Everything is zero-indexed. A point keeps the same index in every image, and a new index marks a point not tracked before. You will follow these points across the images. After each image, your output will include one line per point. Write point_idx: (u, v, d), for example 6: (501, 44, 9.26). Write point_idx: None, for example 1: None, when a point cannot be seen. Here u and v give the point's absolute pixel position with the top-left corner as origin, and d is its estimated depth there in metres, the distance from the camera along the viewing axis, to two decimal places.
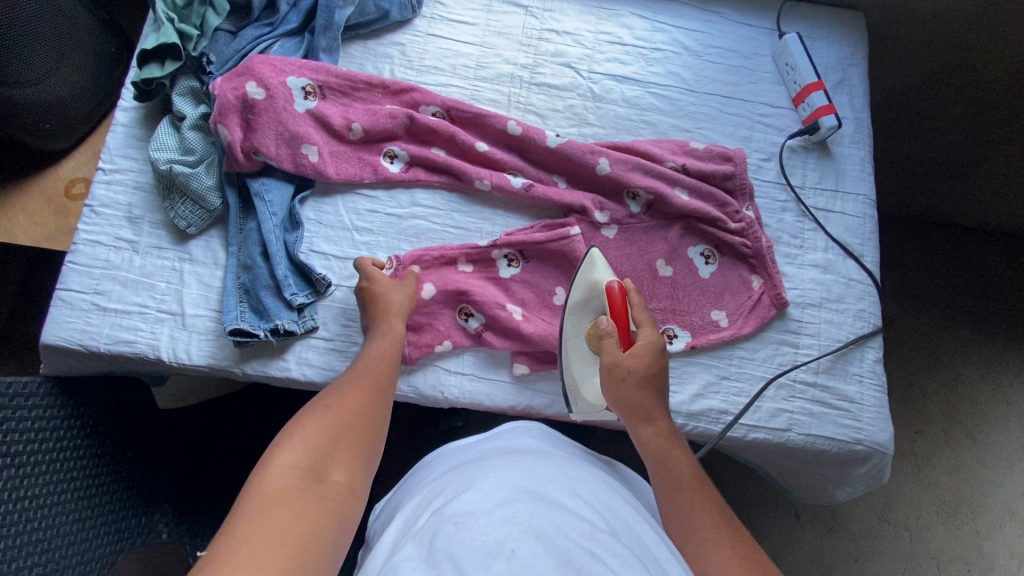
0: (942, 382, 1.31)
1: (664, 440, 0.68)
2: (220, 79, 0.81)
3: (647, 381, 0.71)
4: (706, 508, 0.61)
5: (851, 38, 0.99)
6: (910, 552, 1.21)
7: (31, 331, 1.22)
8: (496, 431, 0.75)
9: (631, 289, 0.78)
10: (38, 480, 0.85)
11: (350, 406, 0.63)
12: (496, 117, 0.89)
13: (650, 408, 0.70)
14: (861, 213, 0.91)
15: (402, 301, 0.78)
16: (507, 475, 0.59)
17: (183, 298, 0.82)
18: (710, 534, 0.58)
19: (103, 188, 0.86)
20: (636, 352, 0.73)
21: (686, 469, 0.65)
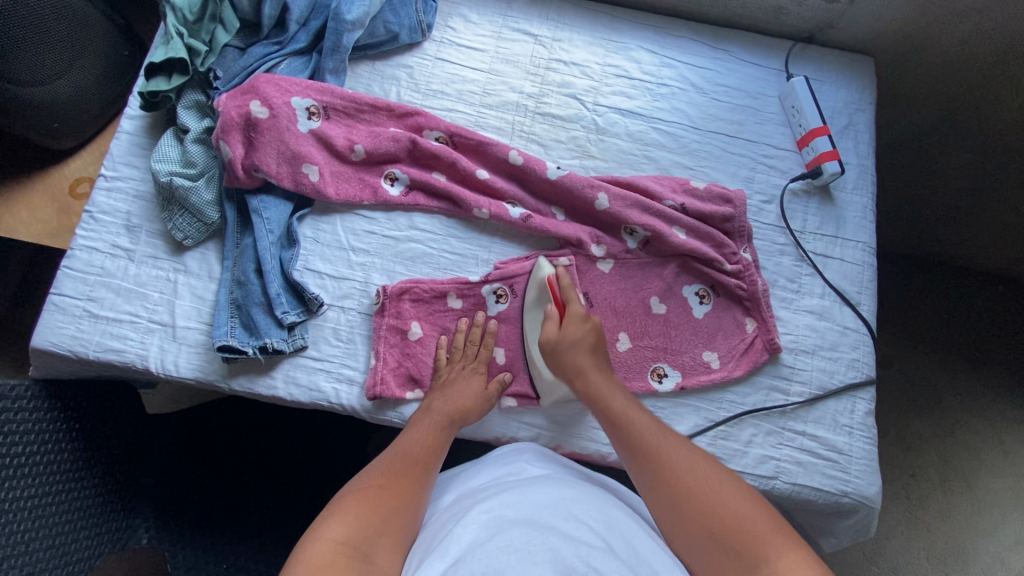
0: (937, 428, 1.30)
1: (609, 386, 0.74)
2: (226, 96, 0.81)
3: (582, 347, 0.77)
4: (660, 436, 0.67)
5: (859, 83, 0.99)
6: None
7: (24, 325, 1.23)
8: (490, 454, 0.76)
9: (560, 273, 0.83)
10: (21, 484, 0.86)
11: (399, 485, 0.62)
12: (498, 145, 0.89)
13: (581, 363, 0.76)
14: (861, 260, 0.90)
15: (466, 407, 0.76)
16: (501, 502, 0.60)
17: (175, 309, 0.82)
18: (666, 454, 0.64)
19: (104, 195, 0.86)
20: (568, 328, 0.78)
21: (630, 411, 0.70)
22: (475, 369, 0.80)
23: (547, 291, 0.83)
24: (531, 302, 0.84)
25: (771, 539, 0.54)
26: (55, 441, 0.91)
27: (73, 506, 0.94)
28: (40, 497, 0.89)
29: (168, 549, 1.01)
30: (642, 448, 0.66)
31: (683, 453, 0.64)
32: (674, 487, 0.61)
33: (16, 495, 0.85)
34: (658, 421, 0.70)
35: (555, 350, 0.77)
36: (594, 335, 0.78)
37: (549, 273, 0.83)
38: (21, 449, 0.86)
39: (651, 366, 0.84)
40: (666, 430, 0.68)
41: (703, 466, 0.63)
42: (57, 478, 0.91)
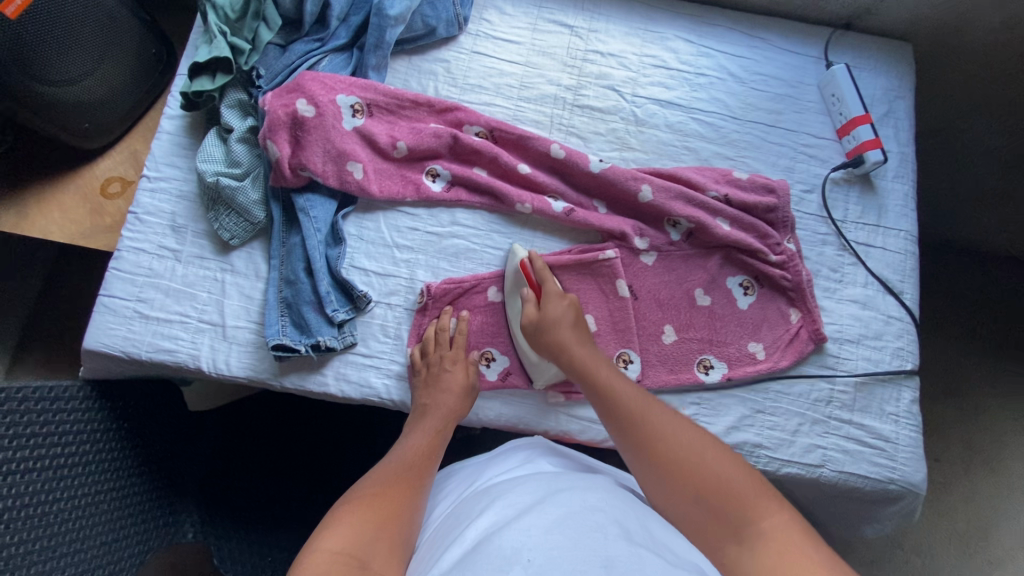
0: (967, 414, 1.30)
1: (592, 359, 0.74)
2: (271, 95, 0.81)
3: (565, 323, 0.77)
4: (646, 405, 0.67)
5: (898, 70, 0.98)
6: None
7: (78, 327, 1.31)
8: (501, 449, 0.78)
9: (533, 256, 0.83)
10: (73, 483, 0.87)
11: (395, 494, 0.61)
12: (539, 139, 0.88)
13: (564, 340, 0.76)
14: (903, 249, 0.90)
15: (456, 406, 0.78)
16: (516, 496, 0.60)
17: (224, 309, 0.83)
18: (654, 424, 0.64)
19: (148, 195, 0.86)
20: (548, 306, 0.78)
21: (614, 377, 0.71)
22: (452, 363, 0.79)
23: (522, 276, 0.83)
24: (510, 287, 0.84)
25: (760, 501, 0.55)
26: (105, 440, 0.92)
27: (122, 504, 0.95)
28: (90, 496, 0.89)
29: (214, 542, 1.02)
30: (627, 412, 0.66)
31: (671, 421, 0.64)
32: (662, 448, 0.62)
33: (67, 496, 0.86)
34: (641, 389, 0.71)
35: (538, 327, 0.78)
36: (572, 310, 0.78)
37: (522, 257, 0.84)
38: (69, 450, 0.87)
39: (698, 358, 0.84)
40: (651, 398, 0.69)
41: (692, 433, 0.63)
42: (107, 476, 0.92)
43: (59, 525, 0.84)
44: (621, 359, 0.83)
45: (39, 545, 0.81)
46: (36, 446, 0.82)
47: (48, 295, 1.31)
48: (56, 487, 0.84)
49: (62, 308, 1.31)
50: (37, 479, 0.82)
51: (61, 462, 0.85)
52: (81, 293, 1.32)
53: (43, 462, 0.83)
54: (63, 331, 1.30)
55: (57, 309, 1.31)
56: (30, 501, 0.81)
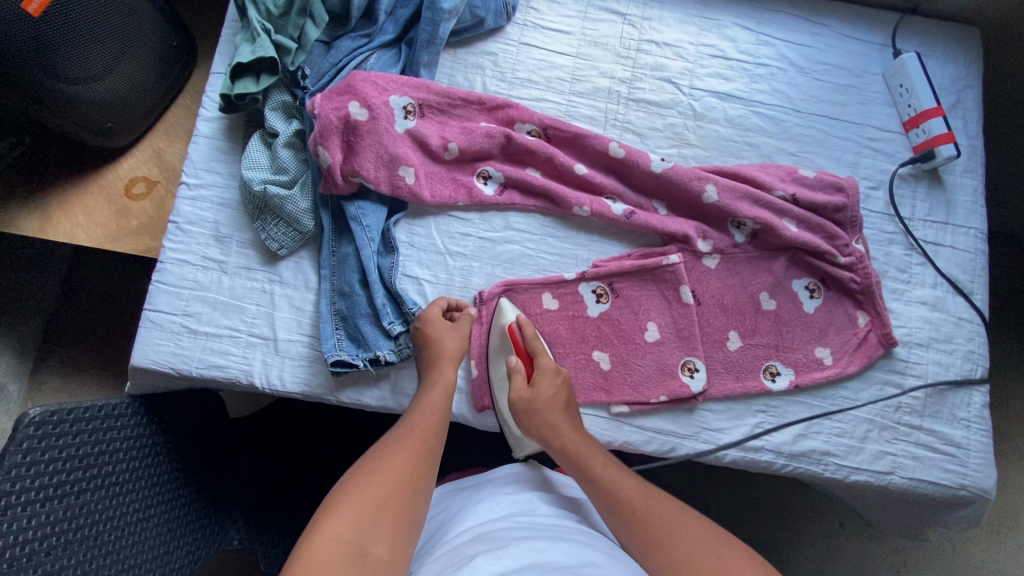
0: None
1: (586, 446, 0.71)
2: (321, 97, 0.77)
3: (557, 405, 0.73)
4: (629, 484, 0.67)
5: (966, 57, 0.93)
6: (952, 566, 1.19)
7: (126, 335, 1.28)
8: (490, 475, 0.77)
9: (523, 322, 0.78)
10: (127, 499, 0.84)
11: (401, 465, 0.63)
12: (596, 137, 0.84)
13: (553, 424, 0.72)
14: (973, 247, 0.87)
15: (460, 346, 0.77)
16: (509, 539, 0.60)
17: (275, 322, 0.80)
18: (637, 502, 0.64)
19: (188, 203, 0.82)
20: (541, 384, 0.74)
21: (612, 471, 0.68)
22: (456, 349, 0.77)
23: (510, 341, 0.79)
24: (494, 348, 0.80)
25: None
26: (144, 456, 0.88)
27: (176, 516, 0.91)
28: (133, 514, 0.84)
29: (262, 548, 0.98)
30: (629, 507, 0.64)
31: (678, 517, 0.63)
32: (674, 551, 0.59)
33: (109, 515, 0.81)
34: (640, 481, 0.68)
35: (529, 411, 0.72)
36: (564, 391, 0.74)
37: (511, 321, 0.80)
38: (110, 468, 0.82)
39: (764, 365, 0.82)
40: (652, 490, 0.67)
41: (699, 527, 0.62)
42: (159, 490, 0.89)
43: (102, 546, 0.79)
44: (687, 367, 0.81)
45: (79, 569, 0.75)
46: (76, 468, 0.77)
47: (77, 302, 1.28)
48: (97, 508, 0.79)
49: (92, 316, 1.28)
50: (77, 501, 0.77)
51: (102, 481, 0.80)
52: (111, 300, 1.29)
53: (98, 481, 0.80)
54: (94, 339, 1.27)
55: (88, 317, 1.28)
56: (71, 525, 0.76)
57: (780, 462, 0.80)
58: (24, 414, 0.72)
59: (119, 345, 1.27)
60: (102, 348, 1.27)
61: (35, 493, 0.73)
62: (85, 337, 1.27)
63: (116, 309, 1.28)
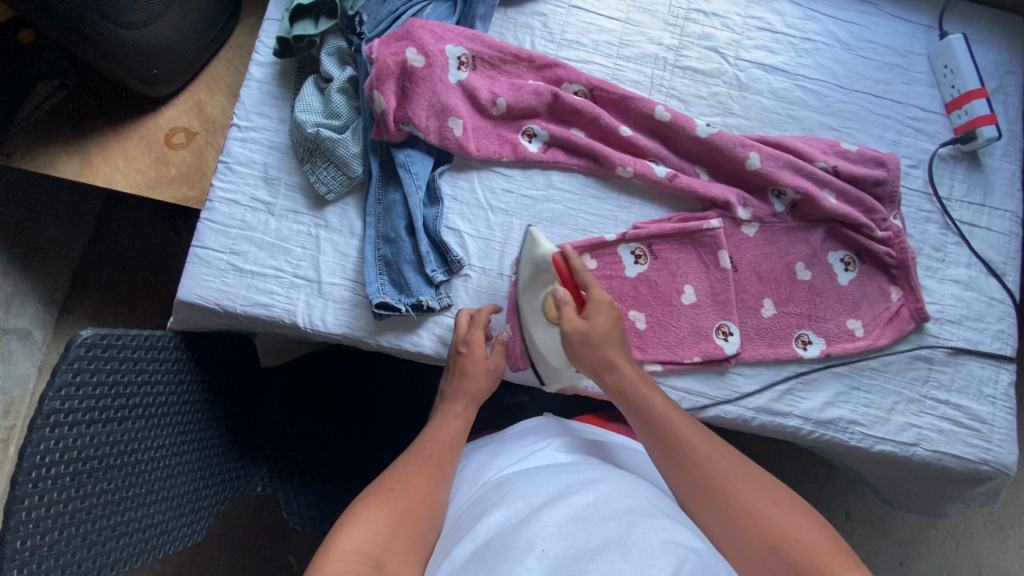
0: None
1: (643, 385, 0.69)
2: (379, 42, 0.78)
3: (610, 341, 0.70)
4: (704, 443, 0.65)
5: (1011, 42, 0.94)
6: (955, 556, 1.21)
7: (164, 285, 1.29)
8: (513, 429, 0.79)
9: (568, 254, 0.73)
10: (163, 431, 0.85)
11: (415, 488, 0.62)
12: (643, 100, 0.85)
13: (612, 360, 0.69)
14: (1008, 230, 0.88)
15: (485, 386, 0.76)
16: (530, 485, 0.61)
17: (320, 265, 0.81)
18: (712, 465, 0.63)
19: (238, 145, 0.84)
20: (595, 319, 0.70)
21: (671, 410, 0.67)
22: (484, 356, 0.76)
23: (552, 270, 0.75)
24: (529, 278, 0.78)
25: (835, 561, 0.55)
26: (181, 391, 0.89)
27: (205, 455, 0.93)
28: (168, 447, 0.86)
29: (284, 495, 0.99)
30: (686, 453, 0.64)
31: (736, 466, 0.63)
32: (732, 502, 0.60)
33: (145, 446, 0.82)
34: (700, 425, 0.67)
35: (584, 341, 0.69)
36: (619, 328, 0.71)
37: (547, 253, 0.76)
38: (149, 399, 0.83)
39: (796, 333, 0.83)
40: (712, 436, 0.66)
41: (757, 479, 0.62)
42: (192, 429, 0.91)
43: (138, 475, 0.81)
44: (721, 330, 0.82)
45: (118, 494, 0.77)
46: (122, 394, 0.78)
47: (114, 254, 1.30)
48: (135, 437, 0.80)
49: (127, 267, 1.30)
50: (121, 427, 0.78)
51: (142, 410, 0.82)
52: (147, 253, 1.30)
53: (139, 410, 0.81)
54: (128, 291, 1.29)
55: (122, 268, 1.29)
56: (109, 453, 0.76)
57: (807, 428, 0.82)
58: (76, 335, 0.72)
59: (153, 297, 1.28)
60: (136, 298, 1.28)
61: (82, 415, 0.73)
62: (120, 288, 1.28)
63: (151, 262, 1.30)
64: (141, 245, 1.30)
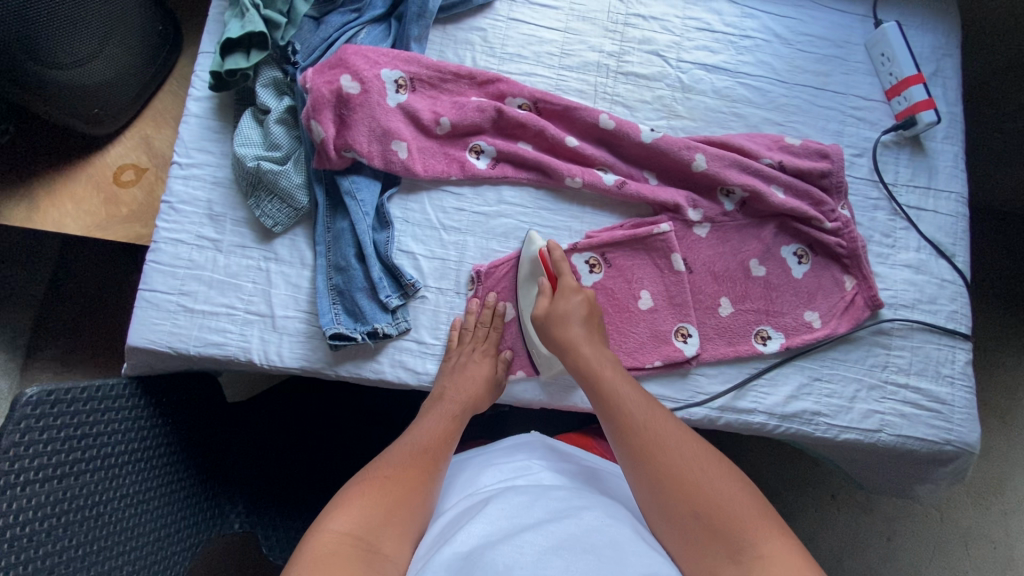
0: (1006, 373, 1.27)
1: (600, 361, 0.72)
2: (312, 71, 0.77)
3: (578, 319, 0.76)
4: (648, 410, 0.66)
5: (945, 26, 0.95)
6: (938, 529, 1.22)
7: (119, 322, 1.25)
8: (501, 441, 0.78)
9: (551, 246, 0.80)
10: (128, 480, 0.83)
11: (408, 477, 0.62)
12: (587, 109, 0.85)
13: (573, 337, 0.74)
14: (954, 211, 0.90)
15: (480, 395, 0.77)
16: (515, 506, 0.60)
17: (272, 299, 0.80)
18: (650, 429, 0.64)
19: (180, 183, 0.82)
20: (562, 300, 0.77)
21: (620, 382, 0.70)
22: (481, 354, 0.79)
23: (541, 266, 0.81)
24: (523, 278, 0.82)
25: (757, 523, 0.55)
26: (143, 437, 0.86)
27: (174, 499, 0.90)
28: (133, 496, 0.83)
29: (262, 532, 0.96)
30: (627, 419, 0.65)
31: (675, 432, 0.64)
32: (660, 462, 0.61)
33: (109, 498, 0.80)
34: (647, 396, 0.69)
35: (548, 318, 0.76)
36: (586, 306, 0.77)
37: (540, 247, 0.81)
38: (110, 450, 0.81)
39: (755, 329, 0.84)
40: (659, 408, 0.67)
41: (694, 445, 0.63)
42: (160, 473, 0.88)
43: (103, 528, 0.78)
44: (680, 333, 0.83)
45: (82, 550, 0.75)
46: (75, 449, 0.76)
47: (66, 298, 1.25)
48: (97, 490, 0.78)
49: (81, 310, 1.25)
50: (77, 482, 0.76)
51: (101, 462, 0.79)
52: (101, 292, 1.26)
53: (101, 462, 0.79)
54: (83, 334, 1.24)
55: (75, 310, 1.25)
56: (70, 508, 0.75)
57: (773, 423, 0.82)
58: (21, 394, 0.71)
59: (110, 338, 1.24)
60: (92, 339, 1.24)
61: (35, 474, 0.71)
62: (75, 329, 1.24)
63: (105, 301, 1.26)
64: (93, 282, 1.26)
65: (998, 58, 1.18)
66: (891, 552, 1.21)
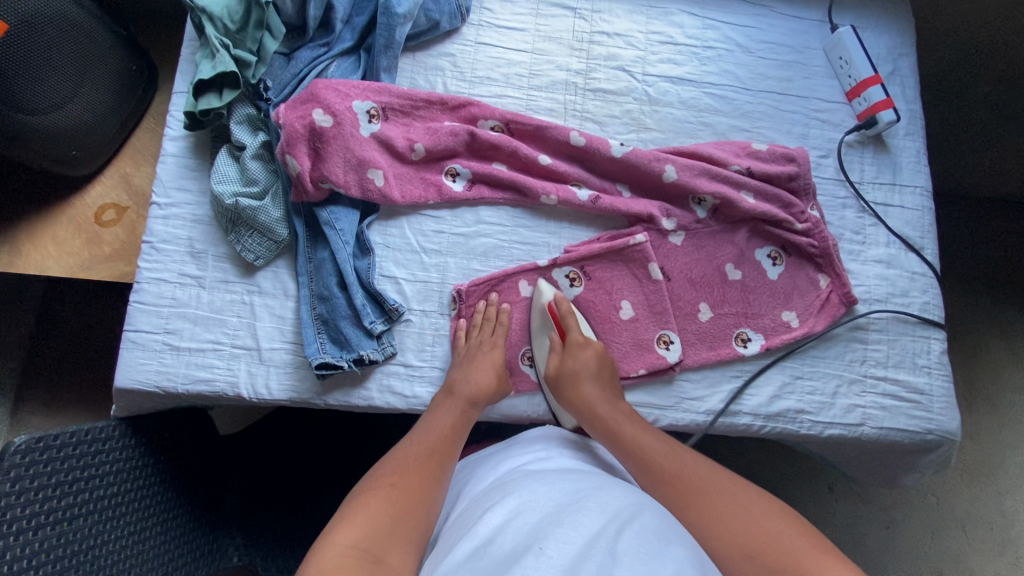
0: (987, 356, 1.30)
1: (615, 415, 0.75)
2: (285, 106, 0.79)
3: (589, 375, 0.79)
4: (675, 456, 0.68)
5: (900, 26, 0.98)
6: (935, 514, 1.24)
7: (105, 360, 1.24)
8: (520, 436, 0.78)
9: (558, 299, 0.83)
10: (119, 522, 0.82)
11: (412, 480, 0.63)
12: (557, 128, 0.87)
13: (588, 393, 0.77)
14: (920, 205, 0.92)
15: (489, 386, 0.78)
16: (531, 493, 0.59)
17: (257, 331, 0.81)
18: (679, 471, 0.66)
19: (160, 223, 0.83)
20: (574, 355, 0.80)
21: (641, 433, 0.71)
22: (496, 346, 0.82)
23: (549, 317, 0.85)
24: (534, 330, 0.85)
25: (804, 552, 0.54)
26: (133, 477, 0.85)
27: (169, 537, 0.88)
28: (127, 537, 0.82)
29: (260, 563, 0.94)
30: (651, 465, 0.67)
31: (706, 474, 0.65)
32: (698, 506, 0.61)
33: (103, 541, 0.79)
34: (672, 443, 0.71)
35: (559, 377, 0.80)
36: (597, 359, 0.80)
37: (549, 299, 0.84)
38: (99, 493, 0.80)
39: (735, 332, 0.85)
40: (681, 452, 0.69)
41: (726, 483, 0.64)
42: (152, 512, 0.87)
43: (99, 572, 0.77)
44: (662, 340, 0.84)
45: None
46: (66, 494, 0.76)
47: (50, 339, 1.24)
48: (90, 534, 0.78)
49: (67, 351, 1.24)
50: (71, 528, 0.76)
51: (93, 506, 0.79)
52: (86, 331, 1.25)
53: (90, 506, 0.78)
54: (71, 375, 1.23)
55: (60, 352, 1.24)
56: (64, 554, 0.75)
57: (759, 423, 0.83)
58: (9, 443, 0.71)
59: (96, 377, 1.23)
60: (77, 379, 1.23)
61: (27, 522, 0.72)
62: (60, 370, 1.23)
63: (90, 341, 1.25)
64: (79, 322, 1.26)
65: (955, 53, 1.22)
66: (891, 539, 1.23)
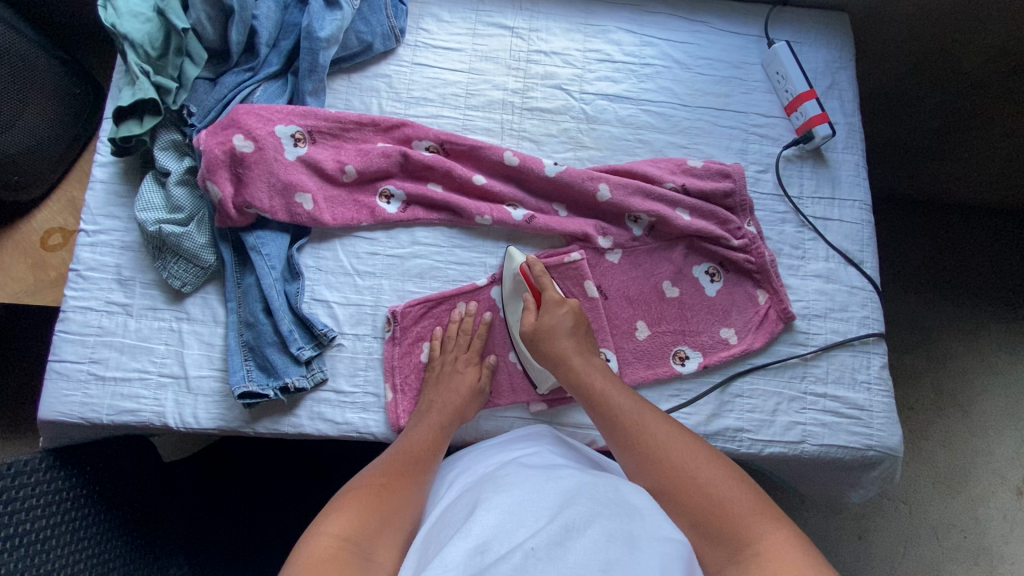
0: (952, 363, 1.30)
1: (588, 369, 0.71)
2: (205, 133, 0.79)
3: (564, 331, 0.74)
4: (637, 411, 0.66)
5: (837, 40, 0.99)
6: (905, 523, 1.22)
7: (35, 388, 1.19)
8: (503, 435, 0.76)
9: (532, 262, 0.80)
10: (50, 556, 0.76)
11: (397, 482, 0.62)
12: (491, 148, 0.87)
13: (562, 350, 0.73)
14: (860, 218, 0.92)
15: (465, 404, 0.77)
16: (522, 487, 0.57)
17: (185, 359, 0.79)
18: (638, 425, 0.64)
19: (88, 250, 0.82)
20: (544, 316, 0.75)
21: (609, 387, 0.69)
22: (464, 364, 0.80)
23: (522, 280, 0.81)
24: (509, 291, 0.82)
25: (754, 520, 0.54)
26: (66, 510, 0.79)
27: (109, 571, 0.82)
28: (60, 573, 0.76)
29: None
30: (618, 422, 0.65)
31: (671, 434, 0.63)
32: (654, 466, 0.60)
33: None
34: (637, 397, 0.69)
35: (536, 335, 0.75)
36: (572, 315, 0.75)
37: (521, 262, 0.81)
38: (25, 528, 0.74)
39: (672, 350, 0.85)
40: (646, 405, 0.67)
41: (684, 440, 0.63)
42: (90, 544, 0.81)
43: None
44: None
45: None
46: None
47: None
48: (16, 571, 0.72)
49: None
50: None
51: (18, 541, 0.73)
52: (19, 358, 1.21)
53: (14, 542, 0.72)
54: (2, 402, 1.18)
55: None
56: None
57: None
58: None
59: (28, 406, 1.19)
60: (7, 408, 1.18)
61: None
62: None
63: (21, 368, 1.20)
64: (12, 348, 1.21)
65: None
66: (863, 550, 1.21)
